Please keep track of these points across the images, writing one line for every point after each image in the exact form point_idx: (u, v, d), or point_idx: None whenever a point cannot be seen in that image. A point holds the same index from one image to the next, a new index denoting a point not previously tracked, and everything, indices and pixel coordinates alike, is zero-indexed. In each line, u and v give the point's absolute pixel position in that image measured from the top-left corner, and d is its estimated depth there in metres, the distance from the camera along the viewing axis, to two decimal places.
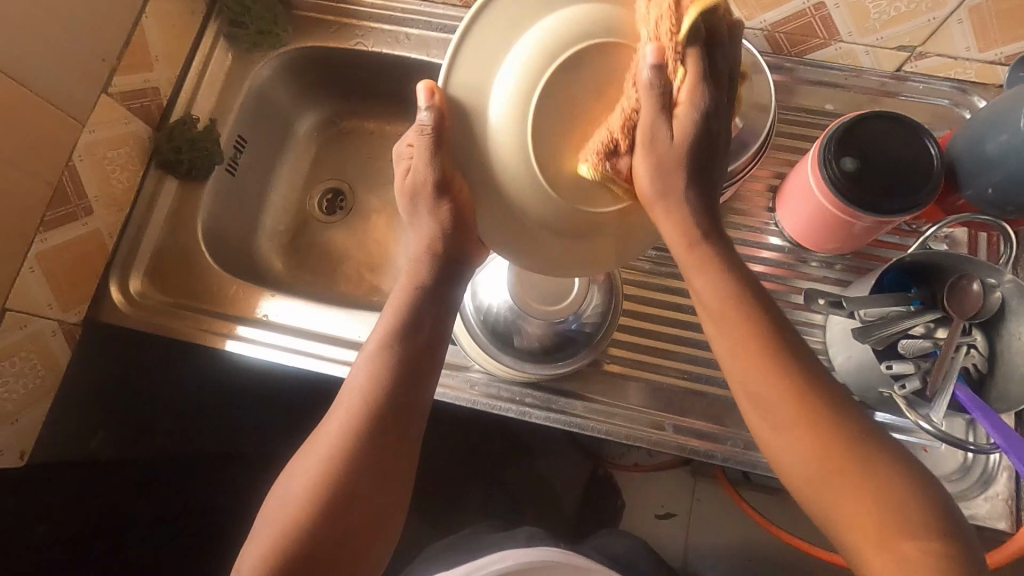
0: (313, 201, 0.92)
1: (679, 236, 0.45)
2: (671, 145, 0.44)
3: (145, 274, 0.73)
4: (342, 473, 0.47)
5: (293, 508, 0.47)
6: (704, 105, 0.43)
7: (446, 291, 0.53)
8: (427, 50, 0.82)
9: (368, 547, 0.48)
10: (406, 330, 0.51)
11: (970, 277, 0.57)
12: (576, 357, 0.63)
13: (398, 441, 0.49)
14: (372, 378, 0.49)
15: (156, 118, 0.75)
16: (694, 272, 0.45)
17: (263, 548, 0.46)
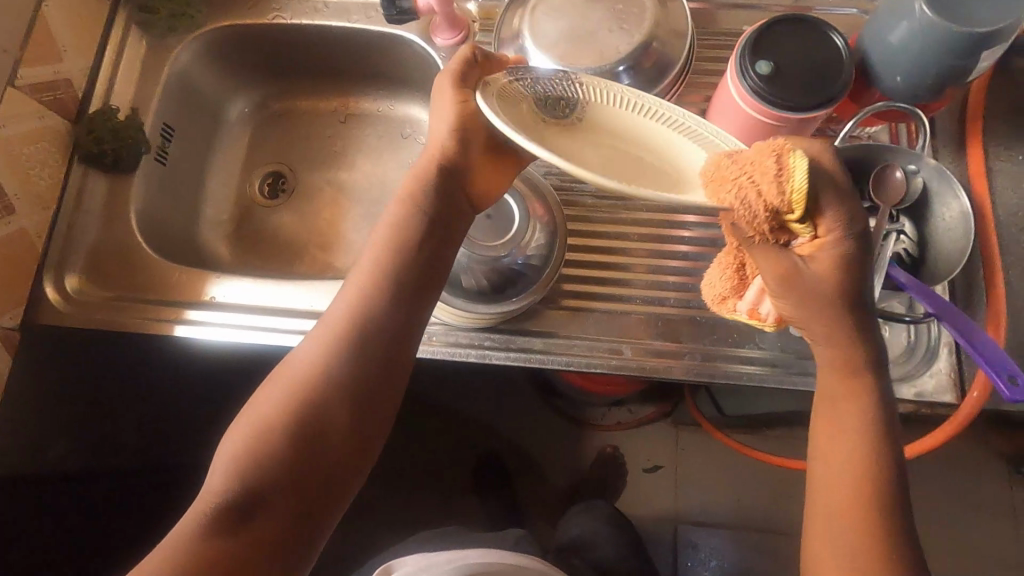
0: (254, 187, 0.91)
1: (836, 362, 0.47)
2: (812, 285, 0.44)
3: (82, 270, 0.71)
4: (324, 386, 0.48)
5: (269, 412, 0.48)
6: (832, 248, 0.43)
7: (442, 210, 0.54)
8: (349, 16, 0.81)
9: (340, 465, 0.48)
10: (403, 246, 0.53)
11: (892, 165, 0.60)
12: (523, 292, 0.65)
13: (388, 355, 0.50)
14: (365, 299, 0.51)
15: (73, 111, 0.73)
16: (837, 389, 0.48)
17: (239, 450, 0.47)
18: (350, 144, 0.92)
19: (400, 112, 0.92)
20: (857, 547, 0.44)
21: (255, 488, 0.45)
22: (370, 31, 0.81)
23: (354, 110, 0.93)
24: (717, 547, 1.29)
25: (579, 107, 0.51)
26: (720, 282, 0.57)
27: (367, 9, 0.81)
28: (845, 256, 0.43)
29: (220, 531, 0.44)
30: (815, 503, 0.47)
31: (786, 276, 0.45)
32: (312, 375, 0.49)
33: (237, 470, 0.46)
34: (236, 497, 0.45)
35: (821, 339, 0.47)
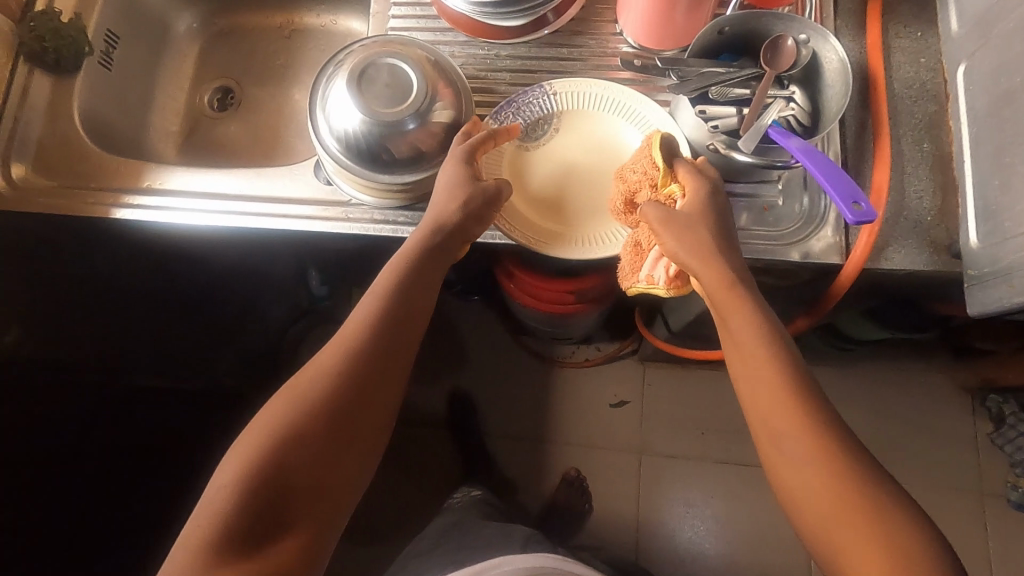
0: (203, 100, 0.95)
1: (719, 280, 0.54)
2: (685, 216, 0.58)
3: (28, 162, 0.75)
4: (322, 411, 0.55)
5: (267, 442, 0.53)
6: (700, 191, 0.59)
7: (429, 268, 0.60)
8: None
9: (334, 490, 0.54)
10: (393, 305, 0.59)
11: (784, 35, 0.62)
12: (425, 163, 0.67)
13: (378, 394, 0.57)
14: (359, 347, 0.57)
15: (16, 12, 0.76)
16: (731, 315, 0.54)
17: (232, 483, 0.51)
18: (294, 58, 0.96)
19: (341, 27, 0.95)
20: (798, 446, 0.50)
21: (260, 501, 0.51)
22: None
23: (298, 26, 0.96)
24: (674, 472, 1.33)
25: (556, 121, 0.71)
26: (626, 258, 0.65)
27: None
28: (705, 193, 0.58)
29: (228, 555, 0.49)
30: (758, 413, 0.53)
31: (666, 212, 0.58)
32: (304, 410, 0.54)
33: (231, 496, 0.50)
34: (240, 521, 0.50)
35: (700, 269, 0.56)
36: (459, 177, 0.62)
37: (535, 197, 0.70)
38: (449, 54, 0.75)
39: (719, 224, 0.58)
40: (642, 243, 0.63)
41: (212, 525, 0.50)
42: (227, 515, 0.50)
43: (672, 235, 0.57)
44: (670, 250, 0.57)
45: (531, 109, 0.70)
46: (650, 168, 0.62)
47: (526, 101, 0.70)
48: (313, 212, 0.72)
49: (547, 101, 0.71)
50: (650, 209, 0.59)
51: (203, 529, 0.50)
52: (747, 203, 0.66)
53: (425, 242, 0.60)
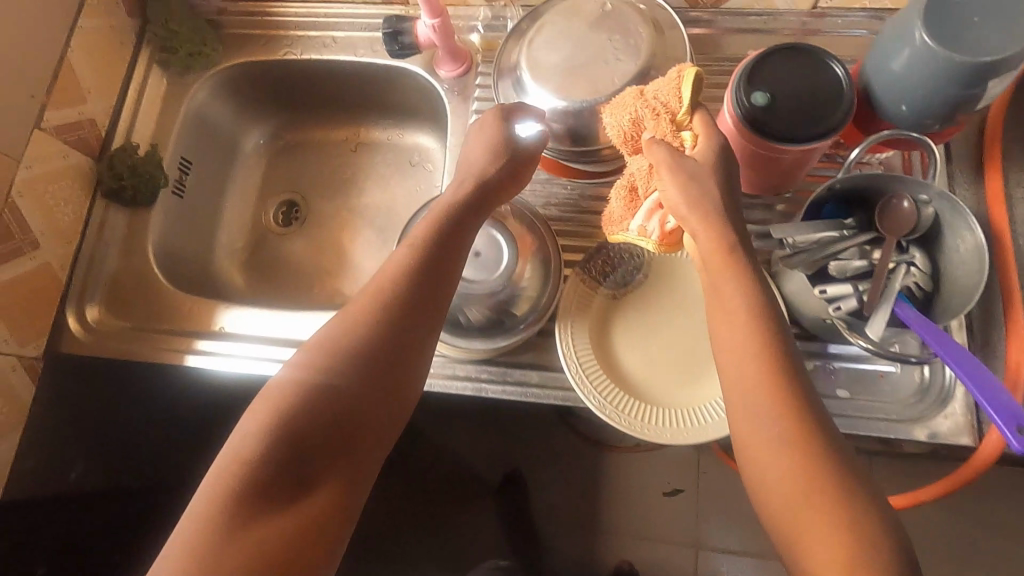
0: (268, 215, 0.93)
1: (717, 245, 0.53)
2: (698, 167, 0.56)
3: (101, 302, 0.74)
4: (347, 363, 0.51)
5: (295, 394, 0.49)
6: (713, 138, 0.57)
7: (466, 230, 0.59)
8: (356, 51, 0.82)
9: (360, 452, 0.50)
10: (428, 256, 0.56)
11: (899, 195, 0.58)
12: (514, 331, 0.63)
13: (406, 351, 0.53)
14: (391, 295, 0.54)
15: (96, 149, 0.77)
16: (723, 276, 0.52)
17: (254, 435, 0.48)
18: (361, 173, 0.94)
19: (409, 142, 0.93)
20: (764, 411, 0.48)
21: (289, 456, 0.48)
22: (377, 65, 0.82)
23: (364, 138, 0.95)
24: None
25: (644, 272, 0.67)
26: (617, 205, 0.63)
27: (374, 43, 0.82)
28: (715, 148, 0.57)
29: (253, 505, 0.46)
30: (737, 409, 0.50)
31: (672, 157, 0.56)
32: (327, 360, 0.51)
33: (260, 447, 0.47)
34: (261, 477, 0.47)
35: (699, 227, 0.55)
36: (496, 143, 0.61)
37: (620, 358, 0.64)
38: (529, 195, 0.73)
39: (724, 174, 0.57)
40: (640, 190, 0.61)
41: (231, 479, 0.47)
42: (245, 471, 0.47)
43: (672, 179, 0.55)
44: (669, 195, 0.56)
45: (621, 257, 0.67)
46: (673, 101, 0.58)
47: (617, 249, 0.67)
48: None
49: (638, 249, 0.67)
50: (655, 150, 0.57)
51: (217, 491, 0.46)
52: (861, 371, 0.62)
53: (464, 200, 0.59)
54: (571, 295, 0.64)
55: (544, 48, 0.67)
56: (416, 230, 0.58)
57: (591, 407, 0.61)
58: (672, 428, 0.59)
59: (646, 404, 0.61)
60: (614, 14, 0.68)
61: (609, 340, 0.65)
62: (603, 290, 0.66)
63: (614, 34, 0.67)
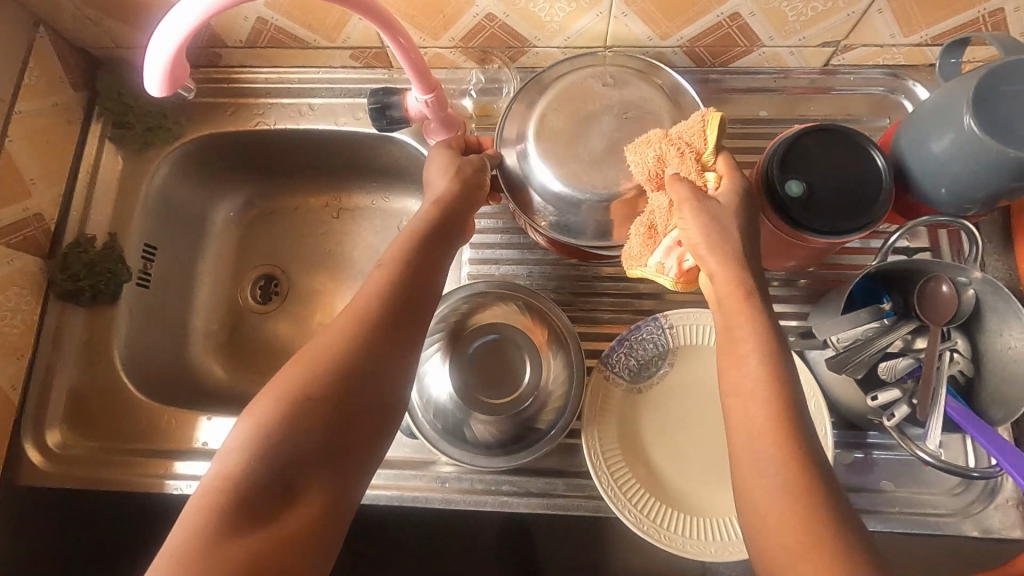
0: (244, 294, 0.84)
1: (733, 287, 0.48)
2: (721, 208, 0.51)
3: (64, 423, 0.66)
4: (336, 375, 0.45)
5: (280, 411, 0.43)
6: (738, 180, 0.52)
7: (442, 244, 0.56)
8: (336, 119, 0.75)
9: (349, 476, 0.44)
10: (412, 269, 0.52)
11: (938, 278, 0.54)
12: (540, 445, 0.57)
13: (395, 364, 0.48)
14: (378, 303, 0.49)
15: (45, 246, 0.68)
16: (737, 318, 0.47)
17: (243, 444, 0.42)
18: (345, 242, 0.85)
19: (396, 205, 0.85)
20: (771, 470, 0.42)
21: (275, 477, 0.41)
22: (360, 132, 0.75)
23: (346, 203, 0.86)
24: None
25: (670, 363, 0.62)
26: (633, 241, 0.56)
27: (355, 109, 0.75)
28: (738, 190, 0.52)
29: (236, 531, 0.39)
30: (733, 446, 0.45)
31: (697, 198, 0.50)
32: (321, 366, 0.45)
33: (244, 468, 0.41)
34: (252, 486, 0.41)
35: (715, 265, 0.49)
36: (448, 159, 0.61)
37: (650, 462, 0.59)
38: (538, 278, 0.68)
39: (749, 219, 0.51)
40: (659, 228, 0.54)
41: (219, 494, 0.40)
42: (233, 481, 0.41)
43: (696, 219, 0.50)
44: (691, 237, 0.50)
45: (645, 347, 0.61)
46: (698, 143, 0.53)
47: (639, 338, 0.61)
48: (391, 480, 0.62)
49: (662, 336, 0.62)
50: (677, 187, 0.51)
51: (196, 521, 0.39)
52: (902, 461, 0.59)
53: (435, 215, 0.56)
54: (594, 394, 0.59)
55: (557, 124, 0.59)
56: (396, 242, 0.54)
57: (627, 522, 0.56)
58: (716, 542, 0.55)
59: (686, 514, 0.56)
60: (625, 80, 0.61)
61: (637, 440, 0.60)
62: (627, 385, 0.61)
63: (629, 104, 0.59)
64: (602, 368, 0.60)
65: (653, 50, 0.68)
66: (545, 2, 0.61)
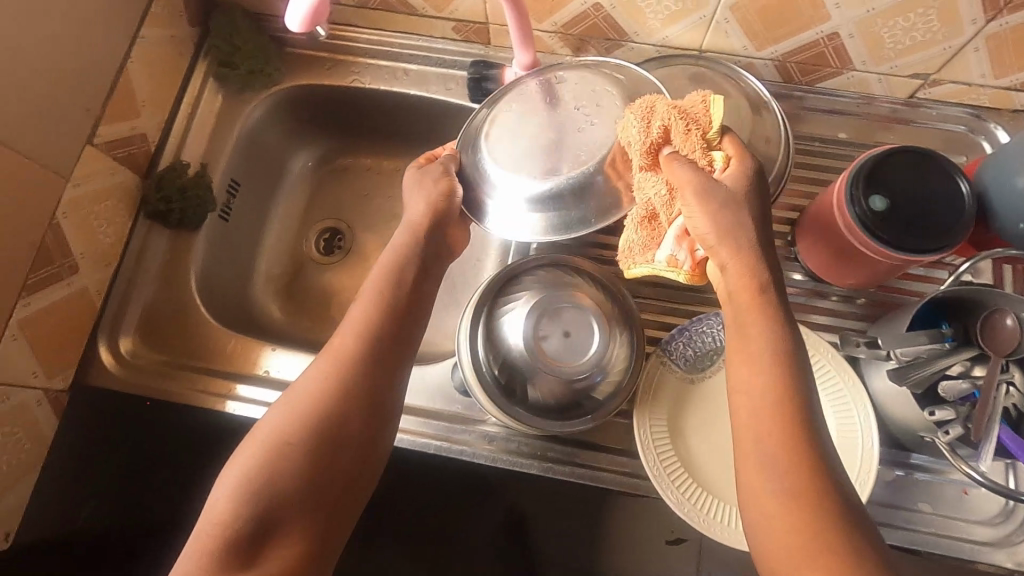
0: (309, 243, 0.87)
1: (750, 282, 0.49)
2: (730, 193, 0.50)
3: (136, 334, 0.70)
4: (320, 420, 0.49)
5: (266, 456, 0.48)
6: (746, 164, 0.52)
7: (416, 286, 0.58)
8: (427, 86, 0.78)
9: (332, 510, 0.49)
10: (386, 312, 0.55)
11: (1003, 311, 0.54)
12: (593, 416, 0.59)
13: (376, 403, 0.52)
14: (357, 347, 0.53)
15: (143, 166, 0.72)
16: (750, 314, 0.48)
17: (232, 488, 0.47)
18: None
19: None
20: (776, 459, 0.44)
21: (261, 518, 0.46)
22: (448, 103, 0.78)
23: None
24: None
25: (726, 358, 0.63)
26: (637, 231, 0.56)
27: (447, 81, 0.78)
28: (748, 173, 0.52)
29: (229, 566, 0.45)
30: (742, 431, 0.46)
31: (697, 179, 0.51)
32: (299, 416, 0.50)
33: (234, 510, 0.46)
34: (238, 532, 0.46)
35: (727, 256, 0.50)
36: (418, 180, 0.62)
37: (695, 450, 0.61)
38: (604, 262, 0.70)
39: (758, 205, 0.51)
40: (660, 215, 0.55)
41: (213, 534, 0.46)
42: (220, 530, 0.46)
43: (699, 203, 0.50)
44: (698, 225, 0.51)
45: (703, 339, 0.63)
46: (699, 123, 0.53)
47: (700, 329, 0.63)
48: (442, 431, 0.65)
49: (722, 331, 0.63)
50: (678, 167, 0.52)
51: (198, 556, 0.45)
52: (944, 484, 0.60)
53: (407, 255, 0.59)
54: (649, 378, 0.62)
55: (508, 123, 0.59)
56: (370, 284, 0.57)
57: (668, 502, 0.57)
58: None
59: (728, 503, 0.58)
60: (578, 73, 0.60)
61: (685, 428, 0.61)
62: (682, 372, 0.63)
63: (581, 96, 0.58)
64: (659, 354, 0.63)
65: (746, 60, 0.70)
66: None
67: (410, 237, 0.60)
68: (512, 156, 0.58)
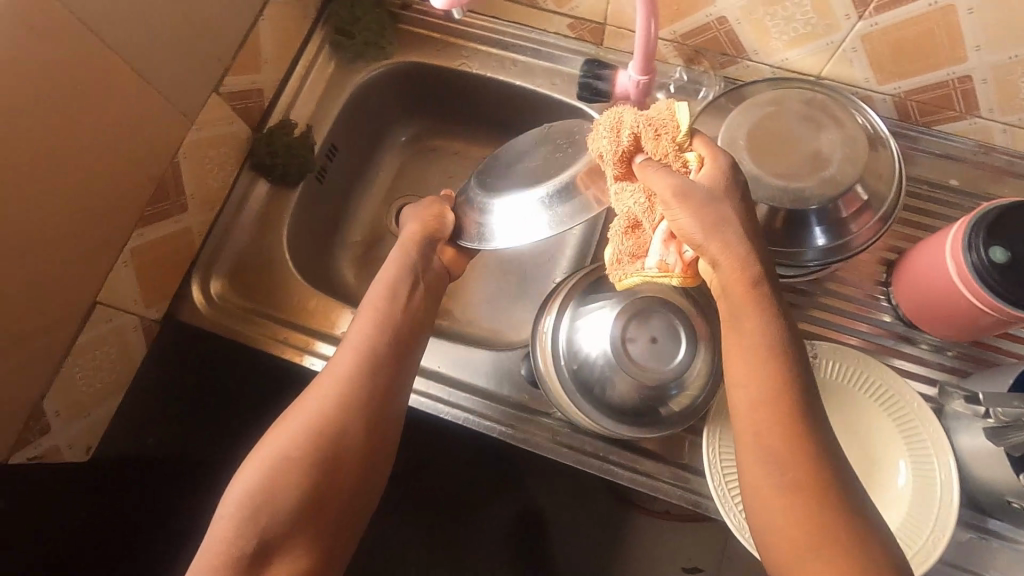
0: (391, 216, 0.89)
1: (740, 276, 0.46)
2: (704, 188, 0.48)
3: (226, 277, 0.73)
4: (328, 436, 0.52)
5: (277, 468, 0.50)
6: (722, 161, 0.50)
7: (411, 311, 0.61)
8: (533, 78, 0.79)
9: (337, 519, 0.51)
10: (386, 334, 0.58)
11: None
12: (663, 427, 0.59)
13: (380, 421, 0.55)
14: (363, 367, 0.56)
15: (255, 120, 0.75)
16: (747, 311, 0.46)
17: (243, 498, 0.50)
18: None
19: None
20: (778, 458, 0.44)
21: (273, 527, 0.49)
22: (552, 97, 0.79)
23: None
24: None
25: None
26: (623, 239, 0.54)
27: (553, 76, 0.79)
28: (722, 171, 0.50)
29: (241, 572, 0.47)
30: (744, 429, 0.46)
31: (667, 178, 0.49)
32: (308, 432, 0.52)
33: (247, 518, 0.49)
34: (245, 544, 0.48)
35: (717, 253, 0.46)
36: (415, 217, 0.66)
37: None
38: None
39: (738, 198, 0.49)
40: (644, 221, 0.53)
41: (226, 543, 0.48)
42: (239, 532, 0.48)
43: (674, 199, 0.47)
44: (679, 224, 0.48)
45: None
46: (666, 126, 0.52)
47: None
48: (507, 417, 0.66)
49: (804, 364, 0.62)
50: (648, 168, 0.50)
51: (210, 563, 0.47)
52: None
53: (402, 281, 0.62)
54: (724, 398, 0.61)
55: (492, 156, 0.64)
56: (368, 307, 0.60)
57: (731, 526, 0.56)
58: None
59: None
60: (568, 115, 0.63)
61: None
62: None
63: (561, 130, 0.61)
64: None
65: (865, 92, 0.68)
66: (782, 19, 0.63)
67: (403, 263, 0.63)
68: (492, 178, 0.61)
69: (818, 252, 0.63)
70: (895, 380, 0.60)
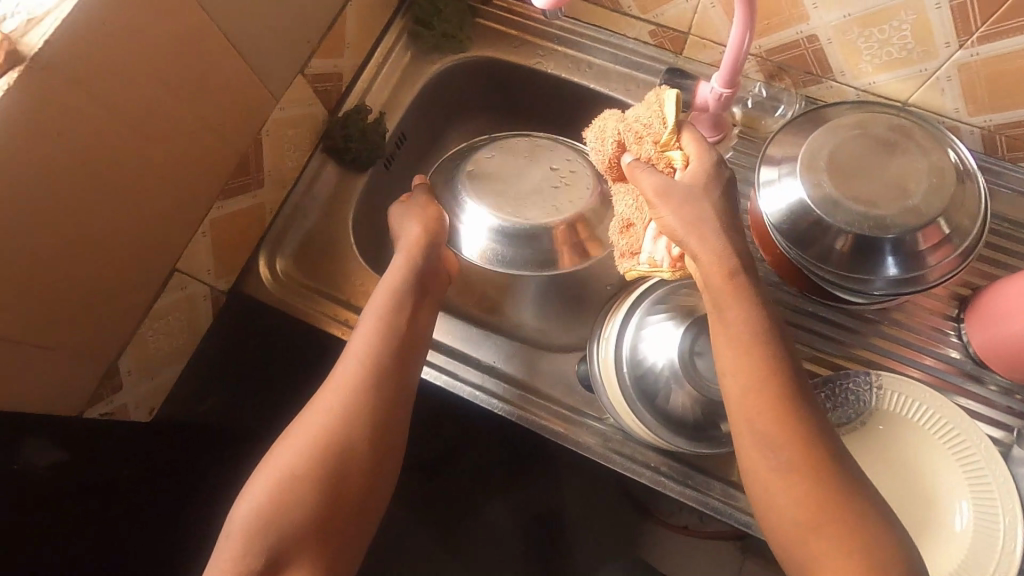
0: None
1: (717, 266, 0.47)
2: (686, 185, 0.51)
3: (291, 255, 0.74)
4: (340, 443, 0.52)
5: (290, 476, 0.50)
6: (708, 157, 0.53)
7: (415, 317, 0.61)
8: (607, 82, 0.79)
9: (350, 526, 0.51)
10: (391, 341, 0.58)
11: None
12: (714, 445, 0.59)
13: (390, 429, 0.55)
14: (371, 375, 0.56)
15: (332, 103, 0.76)
16: (728, 299, 0.47)
17: (255, 507, 0.49)
18: None
19: None
20: (771, 440, 0.44)
21: (288, 533, 0.49)
22: (625, 103, 0.78)
23: None
24: None
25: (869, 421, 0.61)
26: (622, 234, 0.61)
27: (628, 81, 0.79)
28: (706, 170, 0.52)
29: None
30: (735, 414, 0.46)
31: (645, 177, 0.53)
32: (320, 441, 0.52)
33: (261, 524, 0.48)
34: (256, 554, 0.47)
35: (697, 248, 0.48)
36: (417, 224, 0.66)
37: None
38: None
39: (721, 193, 0.51)
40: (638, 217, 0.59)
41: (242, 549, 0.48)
42: (256, 531, 0.48)
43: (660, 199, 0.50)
44: (667, 223, 0.50)
45: (850, 396, 0.61)
46: (655, 122, 0.57)
47: (846, 385, 0.61)
48: (559, 419, 0.66)
49: (869, 394, 0.61)
50: (634, 171, 0.54)
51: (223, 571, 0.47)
52: None
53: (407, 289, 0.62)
54: None
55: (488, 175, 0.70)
56: (371, 314, 0.60)
57: None
58: None
59: None
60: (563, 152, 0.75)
61: None
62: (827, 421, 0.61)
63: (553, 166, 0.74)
64: None
65: (952, 122, 0.67)
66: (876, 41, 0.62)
67: (406, 270, 0.63)
68: None
69: (884, 282, 0.61)
70: (961, 418, 0.59)
